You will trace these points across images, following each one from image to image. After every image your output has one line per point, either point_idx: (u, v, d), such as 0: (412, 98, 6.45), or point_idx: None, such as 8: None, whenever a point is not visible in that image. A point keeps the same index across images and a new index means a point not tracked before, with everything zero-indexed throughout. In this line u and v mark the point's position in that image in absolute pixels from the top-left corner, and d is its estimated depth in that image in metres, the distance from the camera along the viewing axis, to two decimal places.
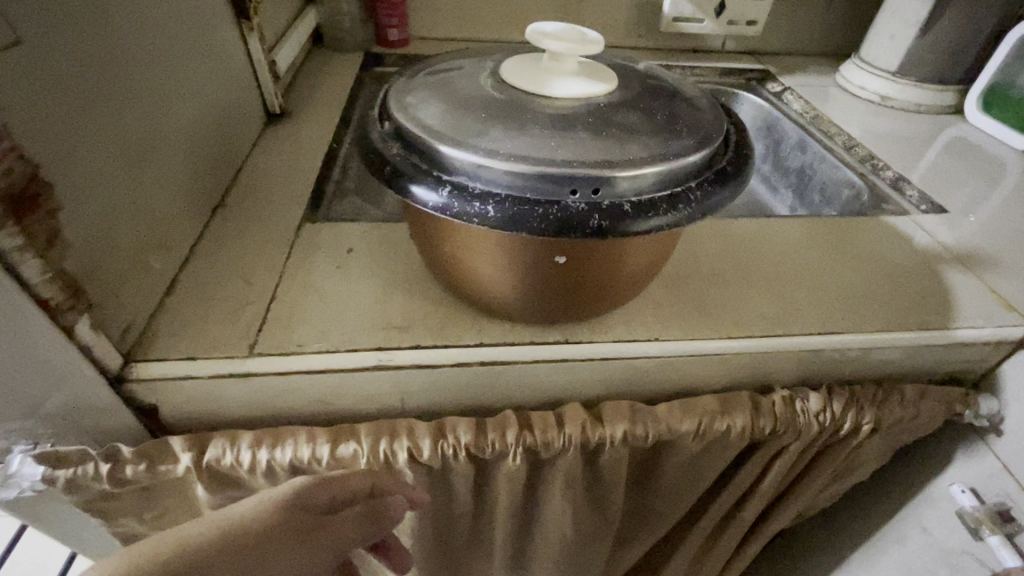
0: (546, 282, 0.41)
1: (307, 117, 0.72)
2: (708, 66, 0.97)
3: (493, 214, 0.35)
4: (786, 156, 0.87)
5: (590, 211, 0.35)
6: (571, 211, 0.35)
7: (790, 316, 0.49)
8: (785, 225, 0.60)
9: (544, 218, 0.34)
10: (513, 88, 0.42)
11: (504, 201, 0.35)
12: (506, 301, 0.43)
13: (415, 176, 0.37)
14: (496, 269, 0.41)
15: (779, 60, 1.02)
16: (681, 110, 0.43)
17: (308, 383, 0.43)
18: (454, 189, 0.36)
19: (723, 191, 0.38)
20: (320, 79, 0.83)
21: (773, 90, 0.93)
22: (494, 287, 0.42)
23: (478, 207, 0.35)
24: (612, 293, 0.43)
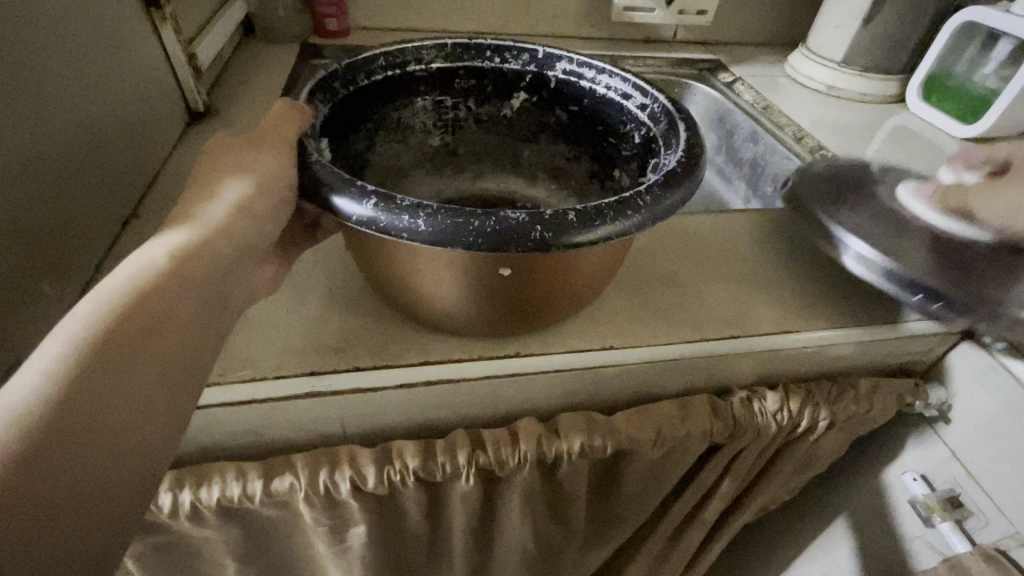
0: (492, 296, 0.38)
1: (234, 118, 0.68)
2: (661, 57, 1.01)
3: (424, 228, 0.31)
4: (738, 149, 0.90)
5: (531, 222, 0.32)
6: (512, 224, 0.32)
7: (746, 316, 0.48)
8: (738, 218, 0.60)
9: (480, 231, 0.32)
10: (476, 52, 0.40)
11: (436, 213, 0.32)
12: (448, 318, 0.40)
13: (336, 183, 0.33)
14: (436, 285, 0.38)
15: (728, 51, 1.07)
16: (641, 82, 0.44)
17: (235, 415, 0.39)
18: (381, 201, 0.32)
19: (671, 200, 0.35)
20: (251, 75, 0.78)
21: (724, 81, 0.99)
22: (436, 302, 0.39)
23: (407, 221, 0.31)
24: (565, 303, 0.41)
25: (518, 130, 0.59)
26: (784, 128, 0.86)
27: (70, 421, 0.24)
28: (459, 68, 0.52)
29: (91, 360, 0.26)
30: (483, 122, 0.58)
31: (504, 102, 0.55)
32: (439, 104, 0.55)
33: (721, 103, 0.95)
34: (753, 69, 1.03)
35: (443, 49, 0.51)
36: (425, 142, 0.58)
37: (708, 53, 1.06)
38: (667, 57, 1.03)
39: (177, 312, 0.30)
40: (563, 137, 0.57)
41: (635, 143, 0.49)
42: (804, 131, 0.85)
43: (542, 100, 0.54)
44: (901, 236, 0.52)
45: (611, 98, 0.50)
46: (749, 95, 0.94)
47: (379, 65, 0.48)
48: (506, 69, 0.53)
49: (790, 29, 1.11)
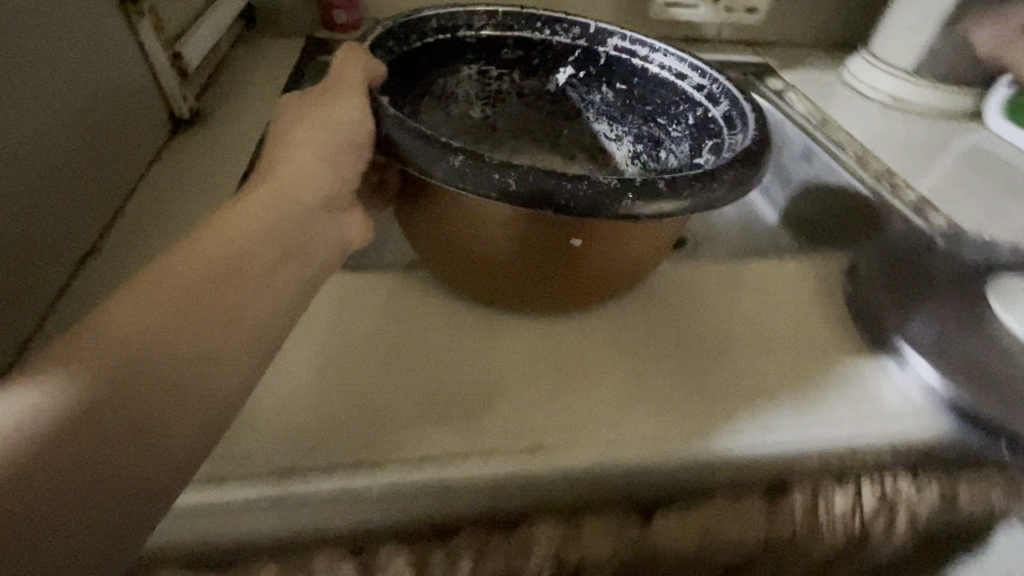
0: (550, 266, 0.40)
1: (224, 129, 0.61)
2: (703, 59, 0.92)
3: (514, 185, 0.33)
4: (791, 165, 0.78)
5: (624, 188, 0.34)
6: (601, 187, 0.34)
7: (799, 401, 0.41)
8: (791, 278, 0.52)
9: (574, 193, 0.33)
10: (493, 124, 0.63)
11: (524, 172, 0.34)
12: (504, 288, 0.42)
13: (414, 152, 0.35)
14: (496, 255, 0.40)
15: (778, 53, 0.97)
16: (657, 94, 0.55)
17: (193, 524, 0.33)
18: (466, 158, 0.34)
19: (749, 175, 0.37)
20: (250, 75, 0.72)
21: (774, 87, 0.89)
22: (491, 265, 0.41)
23: (497, 177, 0.34)
24: (619, 280, 0.42)
25: (561, 103, 0.62)
26: (847, 152, 0.75)
27: (125, 372, 0.26)
28: (509, 39, 0.54)
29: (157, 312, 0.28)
30: (528, 96, 0.61)
31: (548, 77, 0.59)
32: (484, 75, 0.57)
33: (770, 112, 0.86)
34: (805, 75, 0.92)
35: (494, 17, 0.53)
36: (467, 113, 0.61)
37: (756, 56, 0.95)
38: (709, 58, 0.93)
39: (239, 274, 0.31)
40: (608, 112, 0.60)
41: (688, 125, 0.52)
42: (870, 153, 0.75)
43: (588, 73, 0.57)
44: (987, 346, 0.44)
45: (666, 77, 0.54)
46: (801, 107, 0.84)
47: (433, 35, 0.51)
48: (555, 43, 0.56)
49: (848, 31, 1.00)
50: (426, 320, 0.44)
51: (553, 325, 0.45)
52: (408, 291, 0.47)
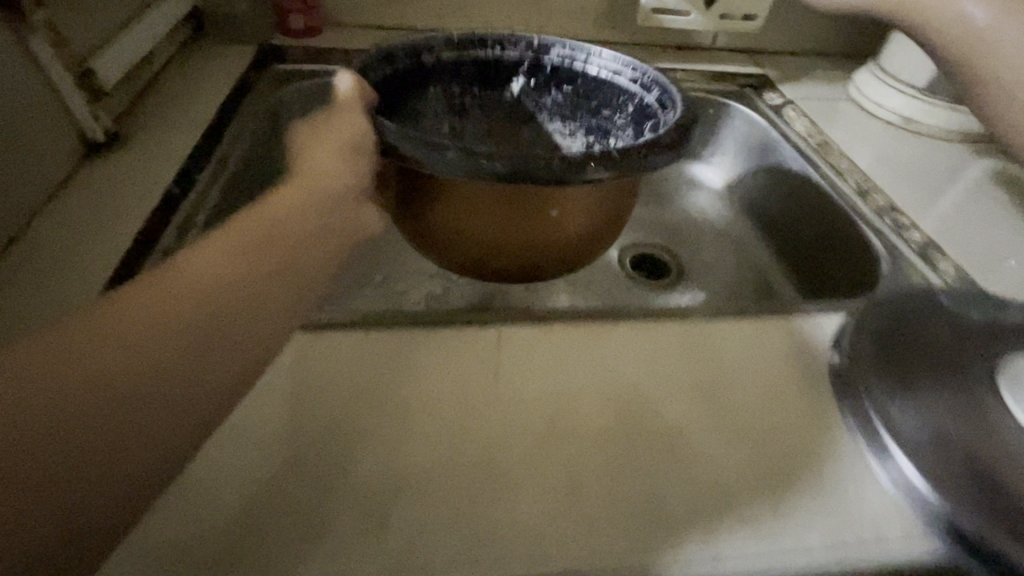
0: (531, 230, 0.49)
1: (147, 154, 0.56)
2: (695, 70, 0.85)
3: (501, 167, 0.39)
4: (780, 193, 0.76)
5: (585, 158, 0.40)
6: (565, 161, 0.40)
7: (757, 515, 0.35)
8: (772, 345, 0.45)
9: (549, 173, 0.39)
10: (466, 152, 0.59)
11: (503, 157, 0.39)
12: (491, 252, 0.51)
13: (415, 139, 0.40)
14: (484, 224, 0.48)
15: (779, 61, 0.89)
16: (599, 93, 0.54)
17: None
18: (456, 150, 0.39)
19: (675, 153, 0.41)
20: (188, 85, 0.66)
21: (772, 102, 0.82)
22: (480, 233, 0.49)
23: (487, 164, 0.39)
24: (575, 244, 0.52)
25: (521, 112, 0.59)
26: (849, 183, 0.67)
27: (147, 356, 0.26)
28: (465, 59, 0.53)
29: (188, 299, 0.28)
30: (489, 107, 0.58)
31: (504, 88, 0.57)
32: (449, 94, 0.55)
33: (766, 134, 0.78)
34: (805, 89, 0.85)
35: (450, 39, 0.52)
36: (435, 125, 0.55)
37: (753, 66, 0.88)
38: (700, 71, 0.85)
39: (268, 266, 0.32)
40: (562, 113, 0.58)
41: (627, 115, 0.53)
42: (874, 182, 0.66)
43: (542, 81, 0.56)
44: (979, 446, 0.38)
45: (604, 77, 0.53)
46: (799, 129, 0.77)
47: (400, 58, 0.49)
48: (507, 57, 0.55)
49: (856, 38, 0.91)
50: (336, 403, 0.39)
51: (479, 414, 0.39)
52: (315, 366, 0.41)
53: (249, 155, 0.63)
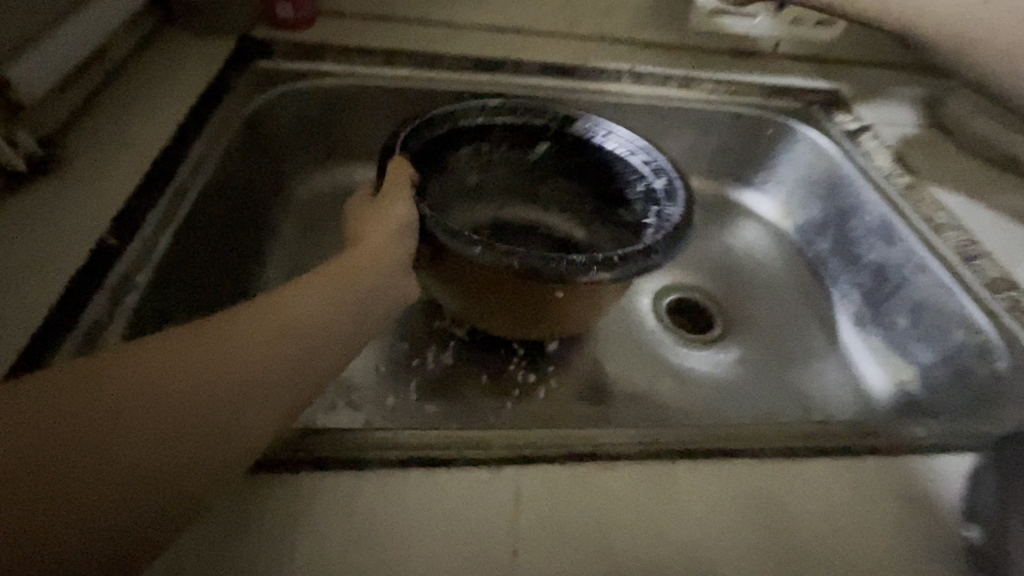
0: (533, 305, 0.45)
1: (80, 182, 0.44)
2: (756, 81, 0.71)
3: (515, 264, 0.40)
4: (857, 242, 0.64)
5: (588, 263, 0.40)
6: (571, 263, 0.40)
7: None
8: (876, 496, 0.35)
9: (554, 271, 0.40)
10: (493, 205, 0.63)
11: (522, 257, 0.40)
12: (491, 323, 0.49)
13: (441, 230, 0.41)
14: (484, 301, 0.45)
15: (853, 73, 0.75)
16: (612, 167, 0.55)
17: None
18: (483, 245, 0.40)
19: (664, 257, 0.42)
20: (144, 88, 0.53)
21: (845, 126, 0.69)
22: (477, 305, 0.47)
23: (503, 259, 0.40)
24: (575, 321, 0.48)
25: (540, 169, 0.60)
26: (952, 248, 0.56)
27: (163, 396, 0.26)
28: (497, 124, 0.54)
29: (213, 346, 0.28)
30: (513, 164, 0.59)
31: (528, 147, 0.58)
32: (478, 151, 0.56)
33: (842, 168, 0.65)
34: (884, 112, 0.71)
35: (486, 106, 0.53)
36: (462, 181, 0.59)
37: (828, 81, 0.73)
38: (764, 84, 0.71)
39: (325, 322, 0.32)
40: (577, 177, 0.59)
41: (638, 192, 0.53)
42: (982, 248, 0.55)
43: (563, 148, 0.57)
44: None
45: (617, 154, 0.54)
46: (884, 167, 0.64)
47: (438, 125, 0.51)
48: (533, 125, 0.55)
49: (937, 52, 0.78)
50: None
51: None
52: (285, 515, 0.31)
53: (215, 185, 0.51)
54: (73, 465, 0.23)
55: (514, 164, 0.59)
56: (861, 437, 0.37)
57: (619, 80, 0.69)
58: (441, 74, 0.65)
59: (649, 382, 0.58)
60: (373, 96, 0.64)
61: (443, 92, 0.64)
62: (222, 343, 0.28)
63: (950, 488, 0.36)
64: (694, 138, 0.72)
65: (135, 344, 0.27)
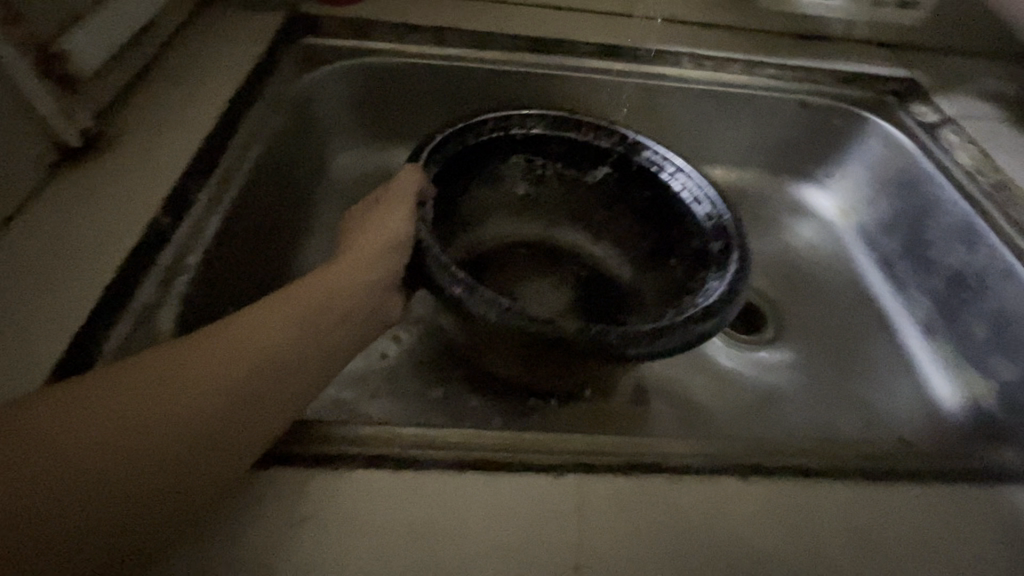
0: (527, 361, 0.41)
1: (132, 158, 0.44)
2: (825, 69, 0.67)
3: (495, 319, 0.37)
4: (931, 245, 0.59)
5: (579, 334, 0.37)
6: (554, 332, 0.37)
7: None
8: (967, 533, 0.33)
9: (540, 332, 0.37)
10: (542, 221, 0.62)
11: (509, 312, 0.37)
12: (493, 365, 0.46)
13: (433, 266, 0.39)
14: (479, 343, 0.42)
15: (933, 61, 0.70)
16: (671, 207, 0.53)
17: None
18: (466, 289, 0.37)
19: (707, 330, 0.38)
20: (193, 63, 0.53)
21: (923, 117, 0.64)
22: (472, 343, 0.44)
23: (485, 309, 0.37)
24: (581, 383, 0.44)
25: (599, 197, 0.58)
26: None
27: (101, 443, 0.25)
28: (553, 137, 0.54)
29: (161, 380, 0.27)
30: (572, 185, 0.58)
31: (589, 170, 0.56)
32: (531, 165, 0.56)
33: (921, 164, 0.60)
34: (967, 104, 0.66)
35: (545, 117, 0.53)
36: (510, 189, 0.58)
37: (901, 70, 0.68)
38: (828, 72, 0.66)
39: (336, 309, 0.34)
40: (634, 215, 0.57)
41: (692, 248, 0.51)
42: None
43: (623, 178, 0.55)
44: None
45: (681, 198, 0.52)
46: (970, 170, 0.58)
47: (485, 131, 0.51)
48: (596, 145, 0.54)
49: None
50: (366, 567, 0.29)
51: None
52: (344, 506, 0.30)
53: (262, 166, 0.50)
54: (121, 430, 0.25)
55: (569, 183, 0.58)
56: (939, 462, 0.35)
57: (677, 64, 0.65)
58: (491, 55, 0.62)
59: (696, 387, 0.55)
60: (420, 76, 0.61)
61: (490, 73, 0.62)
62: (244, 327, 0.31)
63: None
64: (747, 128, 0.68)
65: (74, 387, 0.26)
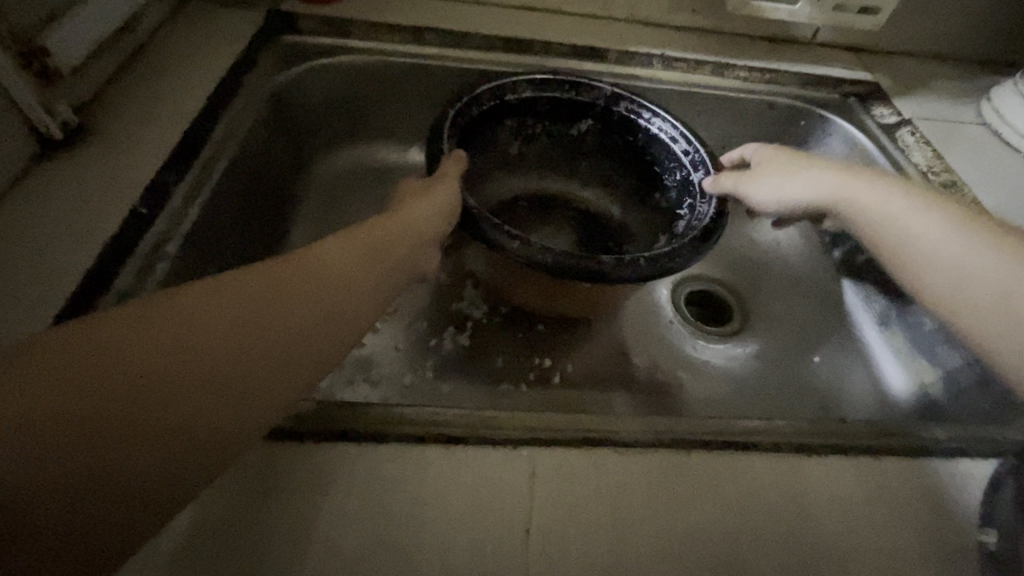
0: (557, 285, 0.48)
1: (113, 150, 0.45)
2: (791, 71, 0.69)
3: (550, 260, 0.41)
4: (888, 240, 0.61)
5: (606, 262, 0.42)
6: (598, 264, 0.42)
7: None
8: (894, 504, 0.35)
9: (584, 268, 0.41)
10: (533, 173, 0.65)
11: (557, 253, 0.42)
12: (523, 294, 0.52)
13: (483, 221, 0.43)
14: (523, 280, 0.48)
15: (893, 64, 0.73)
16: (654, 147, 0.57)
17: None
18: (523, 240, 0.42)
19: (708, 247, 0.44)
20: (175, 58, 0.54)
21: (882, 118, 0.67)
22: (510, 276, 0.50)
23: (534, 250, 0.41)
24: (603, 298, 0.51)
25: (582, 146, 0.62)
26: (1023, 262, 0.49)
27: (32, 430, 0.22)
28: (542, 97, 0.56)
29: (44, 390, 0.23)
30: (556, 139, 0.61)
31: (573, 125, 0.59)
32: (521, 126, 0.58)
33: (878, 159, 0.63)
34: (925, 106, 0.69)
35: (533, 80, 0.55)
36: (505, 151, 0.60)
37: (863, 72, 0.71)
38: (795, 73, 0.69)
39: (349, 286, 0.34)
40: (618, 159, 0.61)
41: (676, 180, 0.55)
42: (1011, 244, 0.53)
43: (606, 127, 0.59)
44: None
45: (660, 138, 0.56)
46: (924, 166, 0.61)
47: (484, 100, 0.52)
48: (580, 100, 0.57)
49: (993, 40, 0.74)
50: (333, 538, 0.30)
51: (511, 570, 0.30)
52: (308, 481, 0.32)
53: (244, 158, 0.51)
54: (123, 396, 0.24)
55: (556, 137, 0.61)
56: (878, 438, 0.38)
57: (649, 65, 0.67)
58: (468, 54, 0.64)
59: (668, 356, 0.60)
60: (398, 75, 0.63)
61: (468, 71, 0.64)
62: (256, 291, 0.30)
63: (968, 492, 0.37)
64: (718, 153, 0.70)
65: (17, 359, 0.24)
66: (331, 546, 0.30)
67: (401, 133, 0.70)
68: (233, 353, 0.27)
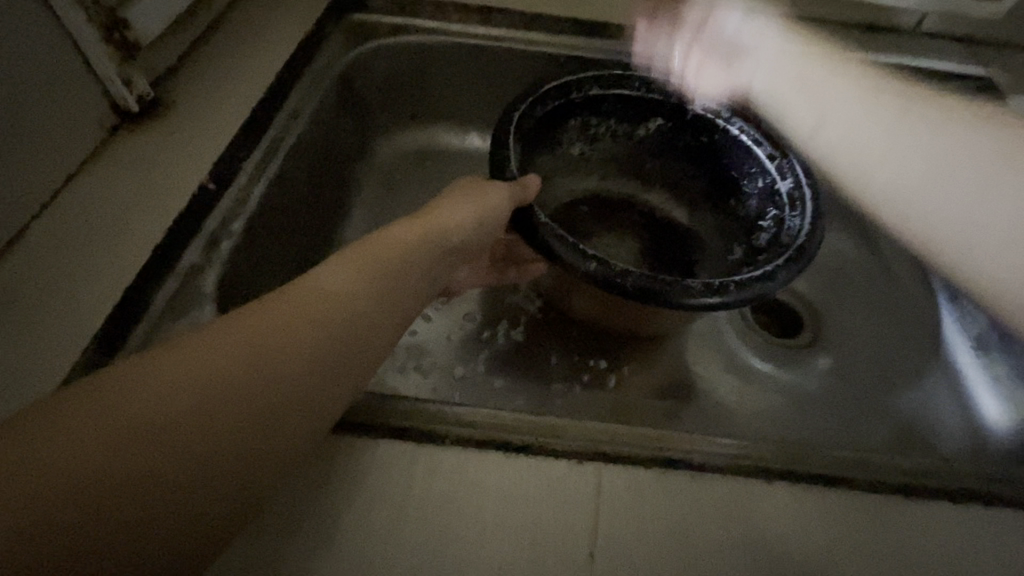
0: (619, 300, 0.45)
1: (183, 124, 0.45)
2: (891, 63, 0.63)
3: (627, 285, 0.38)
4: None
5: (684, 286, 0.39)
6: (675, 284, 0.39)
7: None
8: (998, 556, 0.31)
9: (657, 289, 0.38)
10: (596, 173, 0.62)
11: (631, 275, 0.39)
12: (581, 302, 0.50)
13: (544, 232, 0.40)
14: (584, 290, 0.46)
15: (1011, 57, 0.65)
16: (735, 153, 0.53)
17: None
18: (598, 261, 0.39)
19: (803, 267, 0.40)
20: (244, 33, 0.54)
21: None
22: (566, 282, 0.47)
23: (602, 269, 0.39)
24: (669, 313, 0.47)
25: (650, 146, 0.59)
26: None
27: (81, 473, 0.22)
28: (609, 96, 0.52)
29: (58, 448, 0.22)
30: (620, 138, 0.58)
31: (641, 123, 0.56)
32: (585, 125, 0.55)
33: None
34: None
35: (600, 78, 0.51)
36: (568, 151, 0.57)
37: (975, 65, 0.63)
38: (895, 65, 0.63)
39: (389, 293, 0.32)
40: (690, 159, 0.58)
41: (757, 188, 0.51)
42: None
43: (678, 126, 0.55)
44: None
45: (740, 141, 0.51)
46: None
47: (550, 97, 0.50)
48: (650, 99, 0.53)
49: None
50: (387, 539, 0.29)
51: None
52: (368, 482, 0.31)
53: (306, 137, 0.51)
54: (171, 432, 0.24)
55: (623, 136, 0.58)
56: (977, 477, 0.33)
57: None
58: (535, 37, 0.61)
59: (739, 372, 0.55)
60: (462, 56, 0.61)
61: (535, 54, 0.61)
62: (295, 307, 0.29)
63: None
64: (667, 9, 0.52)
65: (64, 399, 0.23)
66: (383, 546, 0.29)
67: (462, 117, 0.68)
68: (278, 380, 0.26)
